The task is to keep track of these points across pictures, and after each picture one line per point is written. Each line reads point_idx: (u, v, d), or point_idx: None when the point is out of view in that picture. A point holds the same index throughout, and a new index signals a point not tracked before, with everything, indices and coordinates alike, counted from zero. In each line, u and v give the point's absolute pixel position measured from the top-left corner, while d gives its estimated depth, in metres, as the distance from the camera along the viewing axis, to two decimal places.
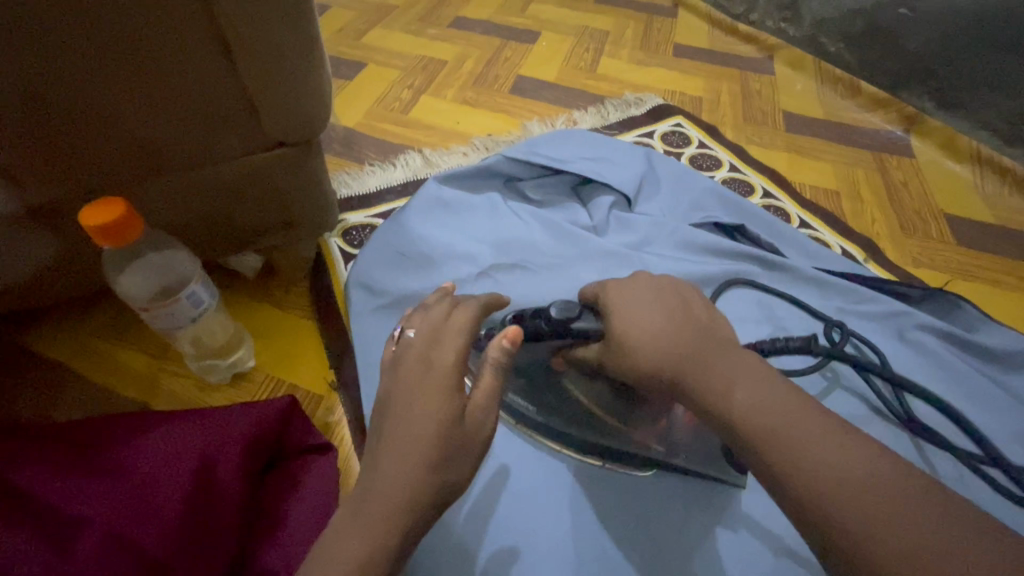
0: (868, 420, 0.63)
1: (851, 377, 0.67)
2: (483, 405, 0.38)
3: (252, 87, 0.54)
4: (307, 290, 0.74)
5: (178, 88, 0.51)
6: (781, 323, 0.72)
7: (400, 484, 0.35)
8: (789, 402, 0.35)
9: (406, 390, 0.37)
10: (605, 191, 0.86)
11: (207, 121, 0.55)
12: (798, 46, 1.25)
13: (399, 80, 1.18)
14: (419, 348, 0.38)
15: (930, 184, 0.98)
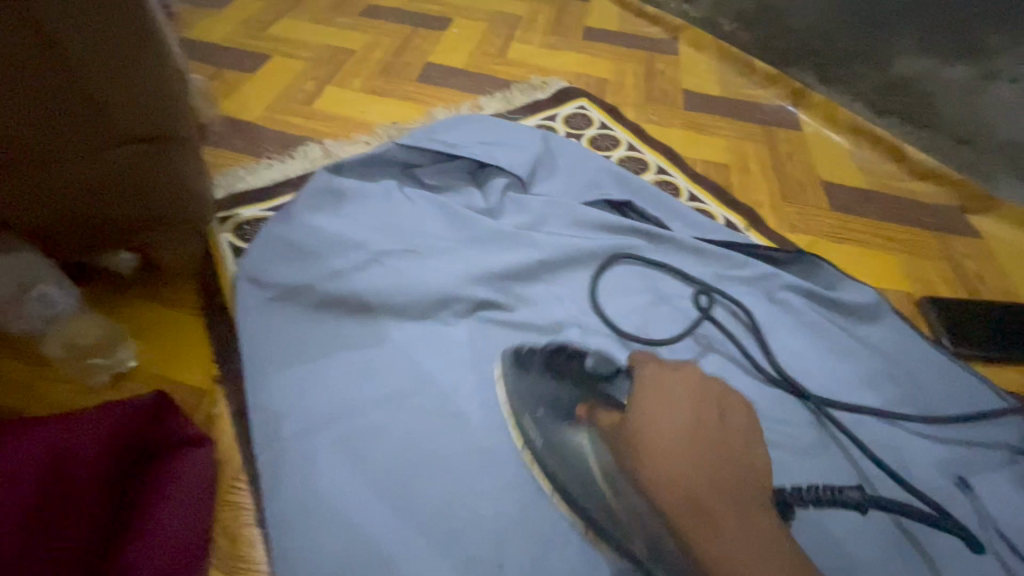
0: (736, 376, 0.68)
1: (723, 338, 0.71)
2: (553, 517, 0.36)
3: (86, 80, 0.53)
4: (195, 286, 0.73)
5: (4, 87, 0.51)
6: (665, 293, 0.75)
7: None
8: None
9: None
10: (500, 174, 0.87)
11: (41, 118, 0.53)
12: (699, 26, 1.30)
13: (304, 70, 1.16)
14: None
15: (813, 154, 1.04)
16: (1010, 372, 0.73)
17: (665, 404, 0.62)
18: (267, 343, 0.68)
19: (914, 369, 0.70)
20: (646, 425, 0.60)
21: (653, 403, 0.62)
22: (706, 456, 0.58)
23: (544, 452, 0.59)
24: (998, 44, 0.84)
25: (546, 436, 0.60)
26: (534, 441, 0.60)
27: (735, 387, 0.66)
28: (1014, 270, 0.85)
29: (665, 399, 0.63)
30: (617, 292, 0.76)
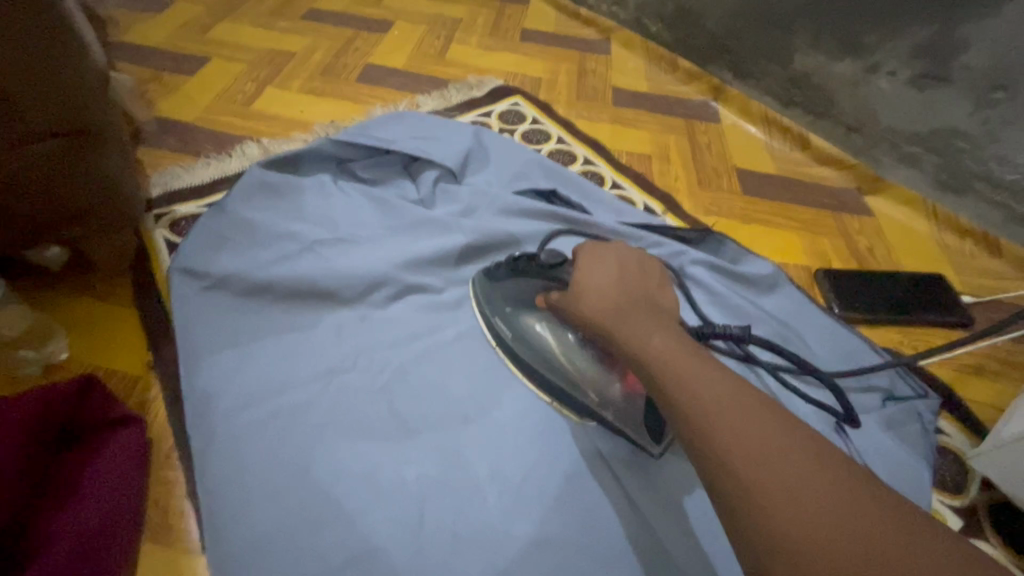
0: None
1: None
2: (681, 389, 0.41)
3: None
4: (128, 279, 0.76)
5: None
6: None
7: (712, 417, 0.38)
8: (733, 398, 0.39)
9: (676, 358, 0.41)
10: (431, 167, 0.92)
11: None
12: (628, 27, 1.38)
13: (243, 72, 1.18)
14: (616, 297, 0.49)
15: (729, 144, 1.12)
16: (890, 332, 0.81)
17: (597, 266, 0.52)
18: (200, 331, 0.70)
19: (806, 331, 0.78)
20: (589, 294, 0.50)
21: (585, 265, 0.53)
22: (634, 308, 0.48)
23: (514, 342, 0.67)
24: (875, 41, 0.95)
25: (514, 328, 0.67)
26: (503, 331, 0.68)
27: None
28: (900, 243, 0.95)
29: (599, 258, 0.53)
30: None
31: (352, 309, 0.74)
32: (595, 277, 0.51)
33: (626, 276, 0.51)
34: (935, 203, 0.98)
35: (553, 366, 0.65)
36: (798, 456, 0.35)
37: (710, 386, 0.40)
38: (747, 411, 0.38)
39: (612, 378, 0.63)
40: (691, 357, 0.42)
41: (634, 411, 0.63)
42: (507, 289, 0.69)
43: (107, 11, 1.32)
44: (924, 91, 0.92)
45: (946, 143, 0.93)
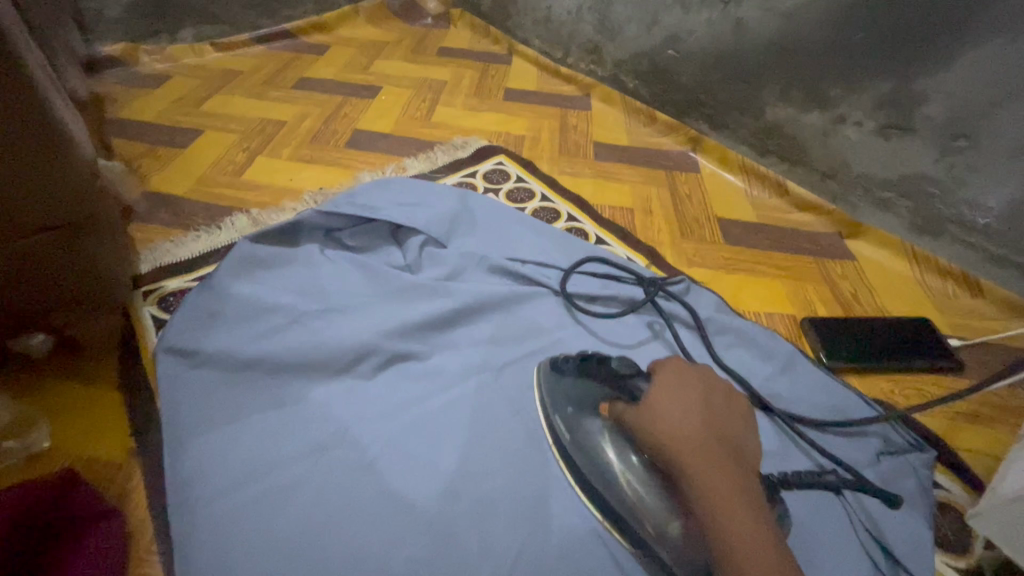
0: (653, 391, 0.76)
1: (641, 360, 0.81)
2: (730, 515, 0.50)
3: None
4: (115, 360, 0.76)
5: None
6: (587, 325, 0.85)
7: (737, 510, 0.51)
8: (745, 504, 0.51)
9: (711, 465, 0.54)
10: (415, 232, 0.93)
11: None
12: (607, 83, 1.43)
13: (235, 143, 1.22)
14: (675, 425, 0.58)
15: (709, 194, 1.15)
16: (880, 382, 0.80)
17: (674, 393, 0.62)
18: (186, 411, 0.70)
19: (797, 383, 0.77)
20: (657, 413, 0.60)
21: (660, 393, 0.63)
22: (700, 442, 0.56)
23: (572, 446, 0.67)
24: (839, 95, 0.99)
25: (576, 432, 0.67)
26: (562, 431, 0.68)
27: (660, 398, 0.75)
28: (884, 288, 0.95)
29: (680, 387, 0.63)
30: (517, 334, 0.82)
31: (340, 380, 0.74)
32: (665, 401, 0.61)
33: (702, 405, 0.61)
34: (915, 246, 0.99)
35: (612, 485, 0.63)
36: None
37: (733, 487, 0.52)
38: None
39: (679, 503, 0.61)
40: (726, 466, 0.54)
41: (692, 557, 0.59)
42: (573, 389, 0.71)
43: (108, 90, 1.38)
44: (891, 140, 0.95)
45: (918, 189, 0.95)
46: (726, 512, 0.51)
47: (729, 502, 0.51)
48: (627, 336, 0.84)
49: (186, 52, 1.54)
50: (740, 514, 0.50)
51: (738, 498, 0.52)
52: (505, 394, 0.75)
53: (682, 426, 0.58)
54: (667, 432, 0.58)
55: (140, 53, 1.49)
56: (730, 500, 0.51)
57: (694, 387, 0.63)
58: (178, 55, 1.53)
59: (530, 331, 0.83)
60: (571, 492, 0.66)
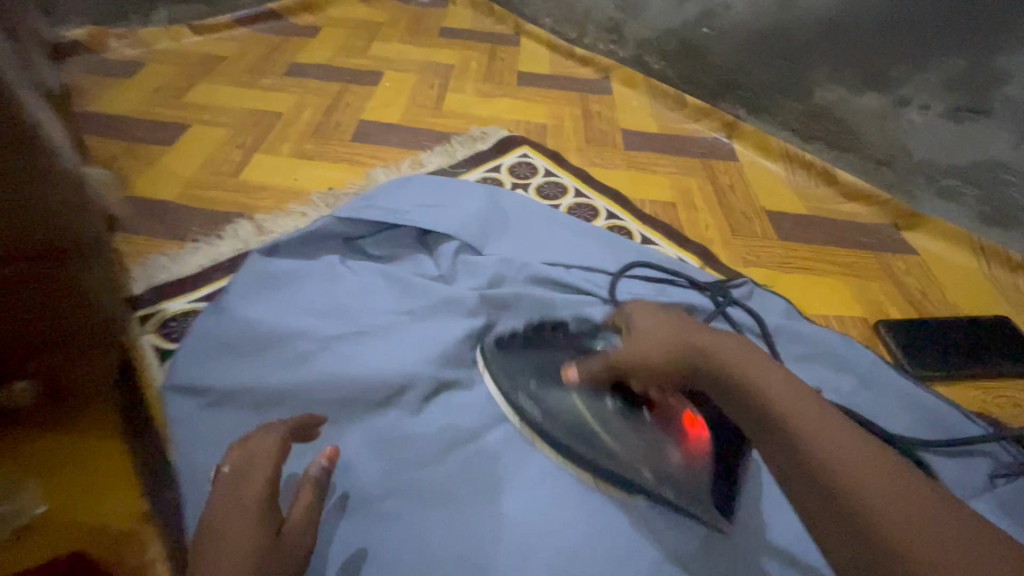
0: None
1: None
2: (774, 395, 0.40)
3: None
4: (115, 402, 0.65)
5: None
6: None
7: (779, 391, 0.40)
8: (796, 389, 0.40)
9: (728, 353, 0.44)
10: (447, 238, 0.83)
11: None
12: (628, 64, 1.33)
13: (227, 138, 1.09)
14: (666, 340, 0.48)
15: (752, 185, 1.07)
16: (969, 390, 0.74)
17: (654, 313, 0.52)
18: (205, 465, 0.59)
19: (883, 399, 0.70)
20: (636, 340, 0.50)
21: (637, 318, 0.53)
22: (713, 343, 0.45)
23: (544, 421, 0.60)
24: (901, 74, 0.91)
25: (542, 405, 0.61)
26: (531, 411, 0.61)
27: None
28: (952, 283, 0.89)
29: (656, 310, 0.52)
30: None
31: (383, 415, 0.65)
32: (644, 325, 0.51)
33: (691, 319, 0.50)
34: (980, 237, 0.93)
35: (592, 441, 0.59)
36: (956, 533, 0.30)
37: (767, 375, 0.42)
38: (855, 450, 0.35)
39: (670, 431, 0.59)
40: (752, 356, 0.44)
41: (693, 486, 0.57)
42: (529, 362, 0.65)
43: (74, 79, 1.23)
44: (961, 123, 0.88)
45: (988, 176, 0.88)
46: (767, 398, 0.40)
47: (789, 400, 0.39)
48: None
49: (161, 36, 1.38)
50: (791, 396, 0.40)
51: (781, 385, 0.41)
52: None
53: (675, 338, 0.47)
54: (658, 349, 0.48)
55: (108, 38, 1.34)
56: (771, 385, 0.41)
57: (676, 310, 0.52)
58: (152, 39, 1.37)
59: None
60: (639, 521, 0.58)
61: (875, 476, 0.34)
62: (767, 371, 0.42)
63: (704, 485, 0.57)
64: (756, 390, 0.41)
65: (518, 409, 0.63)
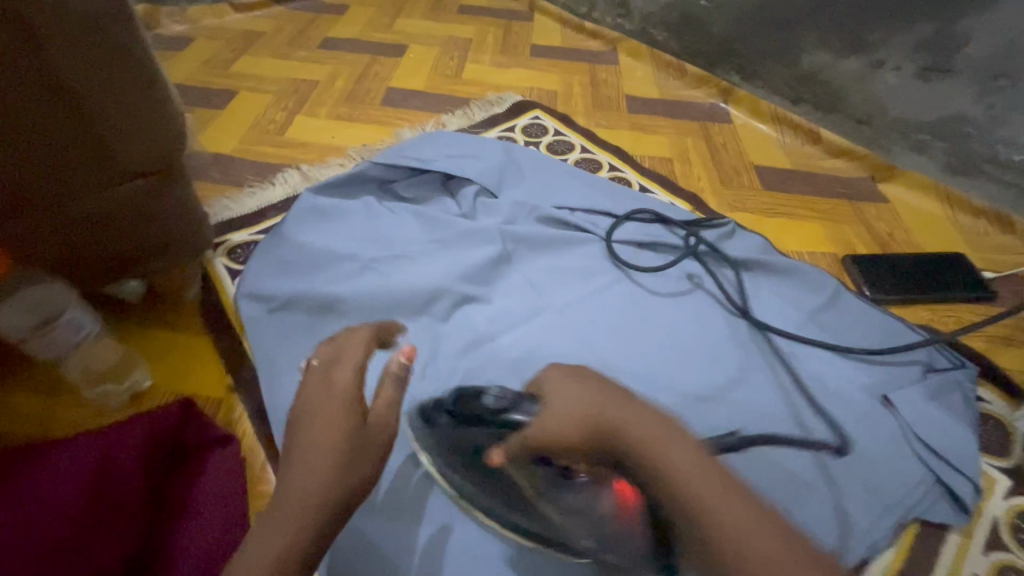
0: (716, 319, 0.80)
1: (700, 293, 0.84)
2: (682, 462, 0.35)
3: (72, 123, 0.57)
4: (197, 307, 0.79)
5: (35, 134, 0.56)
6: (640, 265, 0.88)
7: (687, 460, 0.35)
8: (694, 458, 0.36)
9: (659, 441, 0.37)
10: (468, 182, 0.96)
11: (32, 163, 0.57)
12: (633, 37, 1.43)
13: (271, 103, 1.22)
14: (617, 424, 0.38)
15: (744, 144, 1.17)
16: (921, 311, 0.85)
17: (572, 394, 0.42)
18: (275, 352, 0.73)
19: (838, 318, 0.82)
20: (555, 423, 0.41)
21: (553, 391, 0.44)
22: (609, 410, 0.39)
23: (476, 495, 0.61)
24: (879, 38, 1.01)
25: (465, 478, 0.61)
26: (455, 482, 0.62)
27: (713, 327, 0.80)
28: (918, 226, 1.00)
29: (576, 389, 0.42)
30: (567, 277, 0.86)
31: (417, 320, 0.79)
32: (563, 409, 0.41)
33: (603, 385, 0.42)
34: (947, 187, 1.03)
35: (522, 509, 0.59)
36: (803, 569, 0.31)
37: (683, 452, 0.36)
38: (744, 530, 0.32)
39: (602, 494, 0.52)
40: (681, 441, 0.36)
41: (628, 547, 0.50)
42: (444, 437, 0.61)
43: None
44: (931, 82, 0.97)
45: (954, 130, 0.98)
46: (685, 476, 0.35)
47: (699, 478, 0.35)
48: (661, 284, 0.85)
49: (205, 14, 1.52)
50: (683, 454, 0.36)
51: (682, 452, 0.36)
52: (570, 332, 0.80)
53: (640, 425, 0.38)
54: (595, 432, 0.39)
55: (160, 15, 1.47)
56: (681, 458, 0.36)
57: (565, 369, 0.45)
58: (198, 16, 1.51)
59: (578, 275, 0.86)
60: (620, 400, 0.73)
61: (750, 520, 0.33)
62: (666, 425, 0.38)
63: (643, 550, 0.50)
64: (691, 490, 0.34)
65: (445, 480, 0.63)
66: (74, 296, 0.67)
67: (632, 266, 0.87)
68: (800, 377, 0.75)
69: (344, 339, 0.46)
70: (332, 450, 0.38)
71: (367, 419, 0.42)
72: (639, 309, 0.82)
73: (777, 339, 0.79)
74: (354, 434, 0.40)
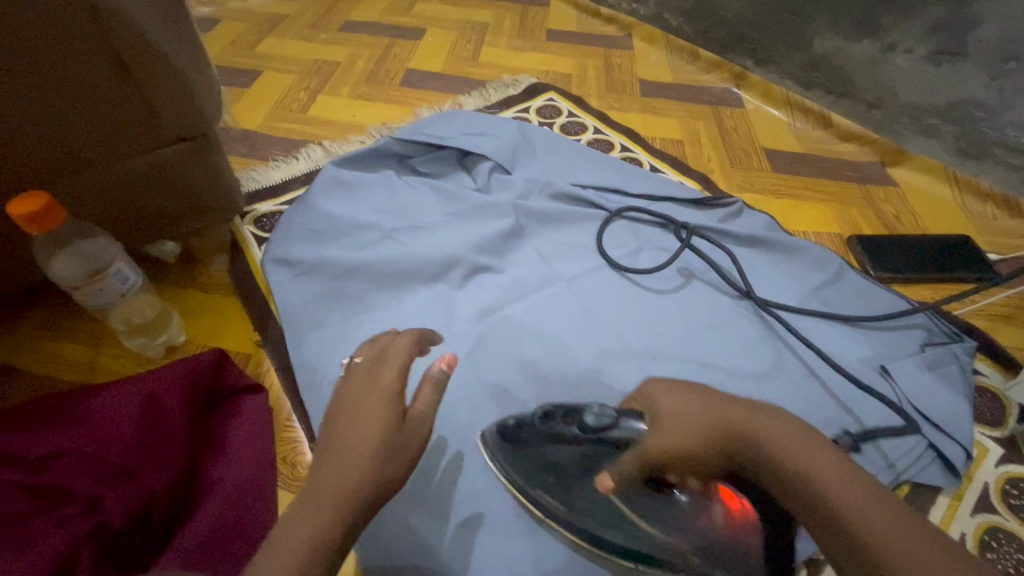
0: (716, 296, 0.84)
1: (703, 270, 0.87)
2: (796, 453, 0.42)
3: (124, 87, 0.62)
4: (227, 271, 0.84)
5: (91, 97, 0.60)
6: (647, 242, 0.91)
7: (792, 449, 0.42)
8: (810, 447, 0.42)
9: (776, 433, 0.43)
10: (483, 159, 0.99)
11: (86, 124, 0.62)
12: (648, 22, 1.45)
13: (295, 82, 1.27)
14: (729, 419, 0.45)
15: (755, 128, 1.19)
16: (922, 289, 0.88)
17: (681, 394, 0.49)
18: (300, 312, 0.78)
19: (839, 292, 0.84)
20: (663, 422, 0.47)
21: (662, 395, 0.50)
22: (723, 412, 0.45)
23: (573, 519, 0.57)
24: (891, 22, 1.01)
25: (569, 502, 0.56)
26: (552, 504, 0.57)
27: (716, 302, 0.83)
28: (925, 209, 1.01)
29: (682, 390, 0.49)
30: (571, 251, 0.89)
31: (433, 287, 0.83)
32: (673, 407, 0.48)
33: (710, 392, 0.48)
34: (956, 171, 1.04)
35: (631, 534, 0.54)
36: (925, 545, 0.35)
37: (789, 441, 0.42)
38: (868, 504, 0.38)
39: (712, 506, 0.52)
40: (794, 433, 0.43)
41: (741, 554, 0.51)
42: (532, 457, 0.58)
43: None
44: (941, 66, 0.98)
45: (964, 114, 0.99)
46: (795, 460, 0.41)
47: (806, 461, 0.41)
48: (660, 280, 0.86)
49: None
50: (795, 444, 0.42)
51: (790, 441, 0.42)
52: (578, 300, 0.84)
53: (756, 421, 0.44)
54: (702, 427, 0.45)
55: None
56: (794, 443, 0.42)
57: (675, 381, 0.52)
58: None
59: (577, 253, 0.89)
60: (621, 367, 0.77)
61: (862, 500, 0.38)
62: (773, 421, 0.44)
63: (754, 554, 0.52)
64: (802, 466, 0.41)
65: (534, 502, 0.59)
66: (120, 248, 0.69)
67: (639, 244, 0.91)
68: (784, 361, 0.77)
69: (388, 344, 0.52)
70: (371, 446, 0.43)
71: (405, 416, 0.47)
72: (632, 297, 0.84)
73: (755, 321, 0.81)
74: (390, 432, 0.44)
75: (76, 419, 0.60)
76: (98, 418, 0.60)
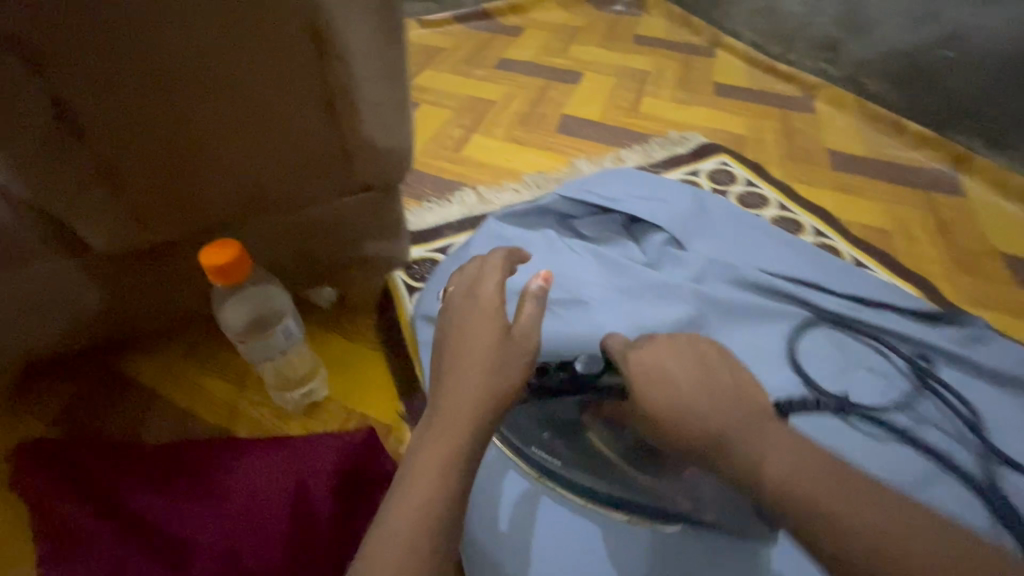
0: (958, 448, 0.65)
1: (934, 410, 0.69)
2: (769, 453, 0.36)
3: (327, 135, 0.58)
4: (375, 321, 0.78)
5: (295, 145, 0.57)
6: (863, 361, 0.73)
7: (757, 432, 0.37)
8: (781, 441, 0.37)
9: (755, 433, 0.37)
10: (656, 230, 0.88)
11: (284, 170, 0.59)
12: (839, 84, 1.27)
13: (449, 119, 1.23)
14: (704, 385, 0.39)
15: (984, 224, 0.98)
16: None
17: (665, 365, 0.40)
18: None
19: None
20: (656, 396, 0.39)
21: (642, 365, 0.41)
22: (737, 418, 0.37)
23: (568, 470, 0.58)
24: None
25: (560, 454, 0.58)
26: (549, 462, 0.58)
27: (961, 457, 0.64)
28: None
29: (674, 359, 0.40)
30: (761, 355, 0.74)
31: None
32: (655, 380, 0.40)
33: (709, 375, 0.39)
34: None
35: (617, 476, 0.56)
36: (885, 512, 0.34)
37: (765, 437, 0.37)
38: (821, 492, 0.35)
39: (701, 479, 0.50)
40: (763, 432, 0.37)
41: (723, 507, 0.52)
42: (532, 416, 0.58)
43: None
44: None
45: None
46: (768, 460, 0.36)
47: (771, 448, 0.36)
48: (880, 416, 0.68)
49: None
50: (757, 432, 0.37)
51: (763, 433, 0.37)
52: None
53: (717, 390, 0.39)
54: (681, 407, 0.38)
55: None
56: (761, 438, 0.37)
57: (677, 341, 0.42)
58: None
59: (767, 362, 0.73)
60: None
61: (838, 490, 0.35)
62: (749, 405, 0.38)
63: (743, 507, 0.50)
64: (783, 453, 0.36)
65: (533, 461, 0.60)
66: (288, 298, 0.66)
67: (851, 361, 0.73)
68: None
69: (480, 266, 0.53)
70: None
71: None
72: (843, 436, 0.66)
73: (1022, 499, 0.60)
74: (500, 346, 0.44)
75: (228, 493, 0.61)
76: (256, 501, 0.60)
